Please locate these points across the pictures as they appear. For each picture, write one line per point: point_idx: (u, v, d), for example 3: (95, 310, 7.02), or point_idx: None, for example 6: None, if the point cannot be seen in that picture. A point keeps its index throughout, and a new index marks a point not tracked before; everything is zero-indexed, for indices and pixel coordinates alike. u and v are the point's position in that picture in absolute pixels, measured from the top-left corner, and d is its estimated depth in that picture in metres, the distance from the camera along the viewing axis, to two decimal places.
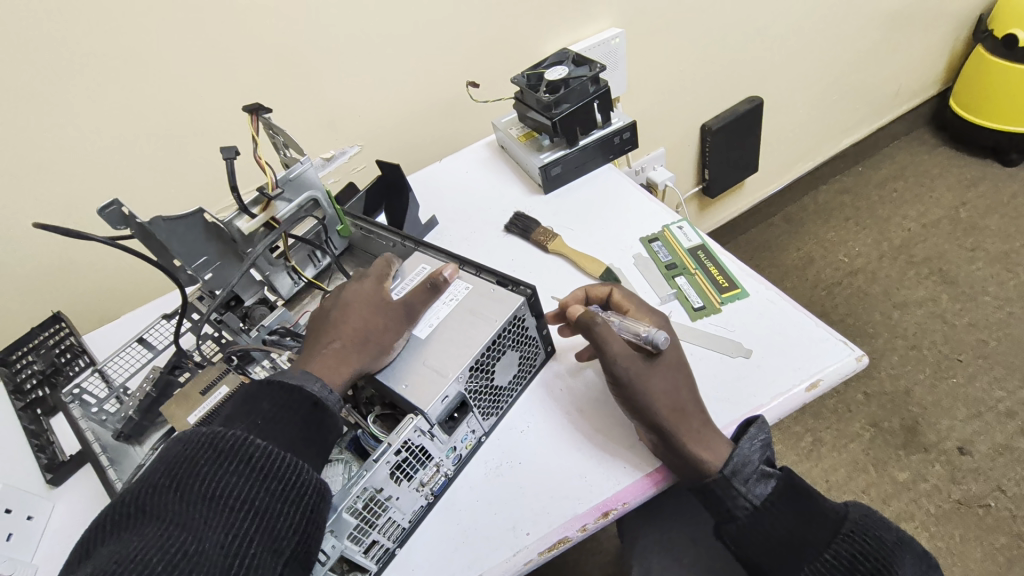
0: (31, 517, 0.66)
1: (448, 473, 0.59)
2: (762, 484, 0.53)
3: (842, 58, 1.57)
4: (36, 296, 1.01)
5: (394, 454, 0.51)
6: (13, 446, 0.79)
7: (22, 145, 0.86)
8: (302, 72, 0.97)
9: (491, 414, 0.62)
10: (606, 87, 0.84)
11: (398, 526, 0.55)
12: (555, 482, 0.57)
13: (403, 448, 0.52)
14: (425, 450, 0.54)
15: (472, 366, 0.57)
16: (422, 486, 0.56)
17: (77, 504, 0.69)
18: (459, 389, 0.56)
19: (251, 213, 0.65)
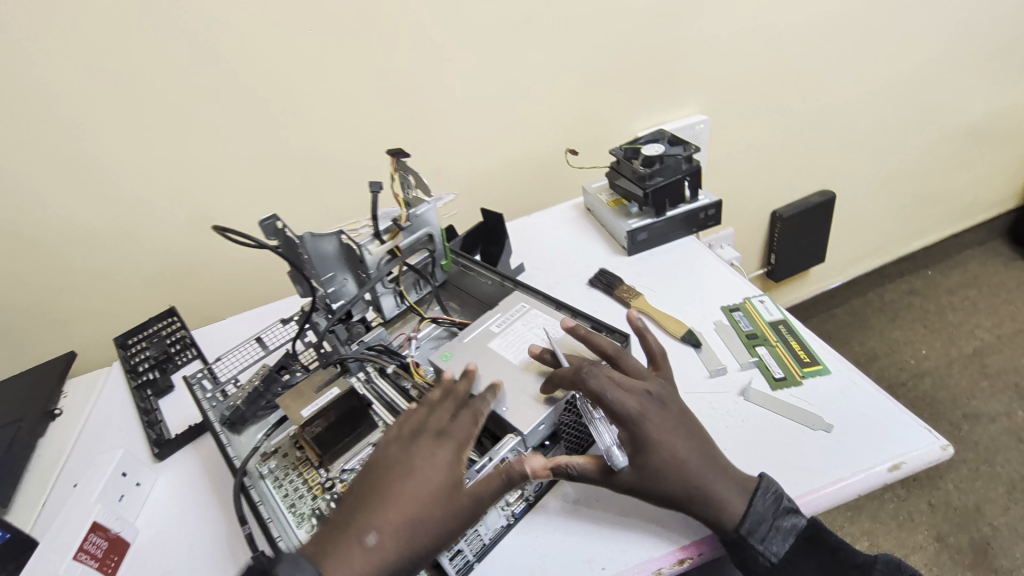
0: (139, 483, 0.73)
1: (529, 498, 0.63)
2: (781, 540, 0.55)
3: (918, 164, 1.62)
4: (157, 290, 1.13)
5: (492, 469, 0.58)
6: (123, 418, 0.88)
7: (182, 158, 1.01)
8: (419, 123, 1.11)
9: (574, 449, 0.66)
10: (698, 167, 0.92)
11: (480, 539, 0.59)
12: (632, 523, 0.60)
13: (499, 465, 0.58)
14: None
15: (568, 405, 0.63)
16: (506, 505, 0.61)
17: (177, 481, 0.76)
18: (554, 421, 0.62)
19: (381, 239, 0.73)
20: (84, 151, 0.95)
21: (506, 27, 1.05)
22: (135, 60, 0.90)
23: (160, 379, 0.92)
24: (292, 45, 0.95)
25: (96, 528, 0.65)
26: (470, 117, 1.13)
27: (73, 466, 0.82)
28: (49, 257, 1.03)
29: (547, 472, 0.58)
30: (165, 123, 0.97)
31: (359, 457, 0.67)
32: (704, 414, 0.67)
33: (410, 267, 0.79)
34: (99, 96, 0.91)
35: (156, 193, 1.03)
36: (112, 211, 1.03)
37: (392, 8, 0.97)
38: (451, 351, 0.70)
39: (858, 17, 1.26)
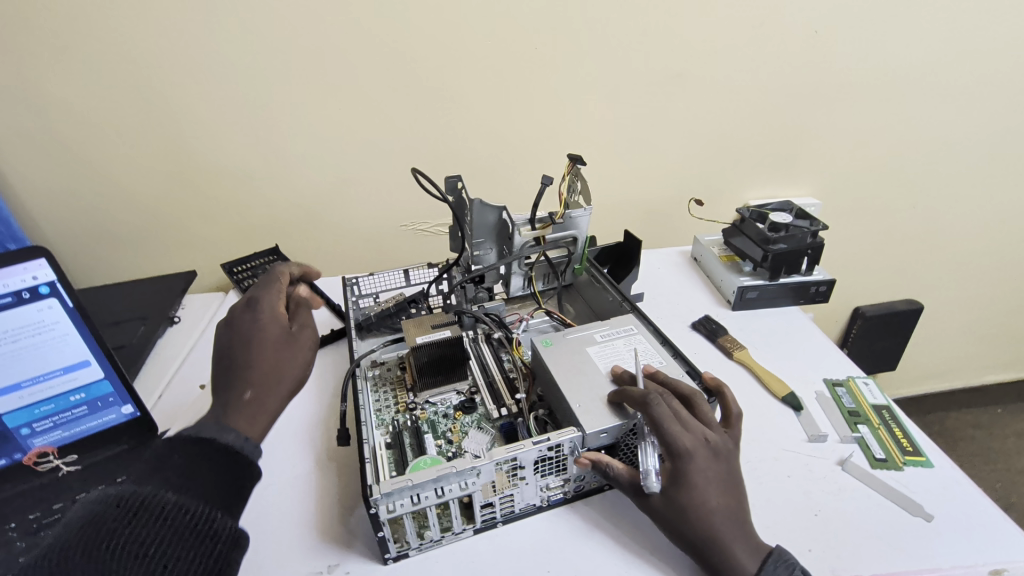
0: None
1: (567, 493, 0.67)
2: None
3: (1014, 297, 1.60)
4: (276, 237, 1.22)
5: (546, 447, 0.59)
6: None
7: (341, 125, 1.09)
8: (556, 143, 1.18)
9: None
10: (821, 243, 0.95)
11: (511, 506, 0.64)
12: (661, 546, 0.62)
13: (555, 448, 0.60)
14: (565, 462, 0.62)
15: (634, 429, 0.63)
16: (545, 488, 0.64)
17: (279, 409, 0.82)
18: (616, 432, 0.62)
19: (533, 226, 0.85)
20: (262, 99, 1.04)
21: (661, 78, 1.12)
22: (334, 31, 0.99)
23: None
24: (470, 48, 1.03)
25: None
26: (604, 150, 1.20)
27: (191, 370, 0.90)
28: (200, 183, 1.13)
29: (587, 462, 0.61)
30: (338, 91, 1.05)
31: (443, 397, 0.79)
32: (800, 474, 0.69)
33: (546, 259, 0.90)
34: (293, 55, 1.00)
35: (308, 150, 1.12)
36: (265, 157, 1.11)
37: (566, 36, 1.04)
38: (551, 340, 0.73)
39: (989, 144, 1.29)
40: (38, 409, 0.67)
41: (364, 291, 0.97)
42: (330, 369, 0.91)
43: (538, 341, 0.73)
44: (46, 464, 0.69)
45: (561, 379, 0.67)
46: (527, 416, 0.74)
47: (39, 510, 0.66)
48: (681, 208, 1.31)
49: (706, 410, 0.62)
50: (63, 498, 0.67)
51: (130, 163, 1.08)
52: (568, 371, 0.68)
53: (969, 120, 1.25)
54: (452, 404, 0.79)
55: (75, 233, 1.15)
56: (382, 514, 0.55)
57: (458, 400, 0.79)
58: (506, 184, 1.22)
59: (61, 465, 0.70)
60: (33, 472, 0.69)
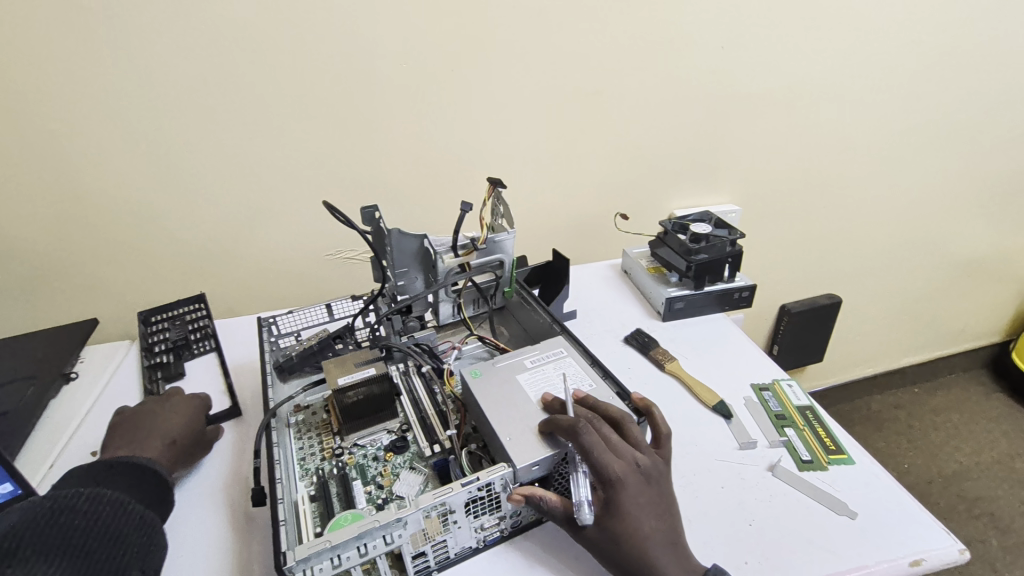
0: None
1: (504, 530, 0.64)
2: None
3: (919, 286, 1.73)
4: (187, 277, 1.14)
5: (476, 488, 0.57)
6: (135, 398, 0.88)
7: (251, 155, 1.03)
8: (480, 164, 1.16)
9: None
10: (740, 251, 0.98)
11: (446, 551, 0.60)
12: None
13: (485, 487, 0.58)
14: (499, 499, 0.60)
15: (567, 457, 0.61)
16: (481, 528, 0.62)
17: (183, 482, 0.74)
18: (548, 464, 0.60)
19: (456, 252, 0.83)
20: (160, 130, 0.97)
21: (579, 96, 1.13)
22: (236, 56, 0.93)
23: (174, 363, 0.92)
24: (385, 73, 1.01)
25: None
26: (530, 169, 1.19)
27: (76, 447, 0.80)
28: (94, 224, 1.03)
29: (520, 499, 0.58)
30: (244, 119, 0.99)
31: (373, 438, 0.76)
32: (734, 483, 0.70)
33: (473, 284, 0.88)
34: (191, 82, 0.94)
35: (217, 181, 1.04)
36: (169, 192, 1.03)
37: (483, 58, 1.04)
38: (480, 370, 0.71)
39: (882, 147, 1.39)
40: None
41: (284, 330, 0.92)
42: (248, 423, 0.84)
43: (466, 371, 0.71)
44: None
45: (489, 410, 0.65)
46: (460, 452, 0.71)
47: None
48: (609, 223, 1.33)
49: (637, 432, 0.62)
50: None
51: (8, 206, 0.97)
52: (497, 402, 0.66)
53: (865, 127, 1.34)
54: (383, 445, 0.75)
55: None
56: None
57: (389, 440, 0.75)
58: (433, 209, 1.19)
59: None
60: None
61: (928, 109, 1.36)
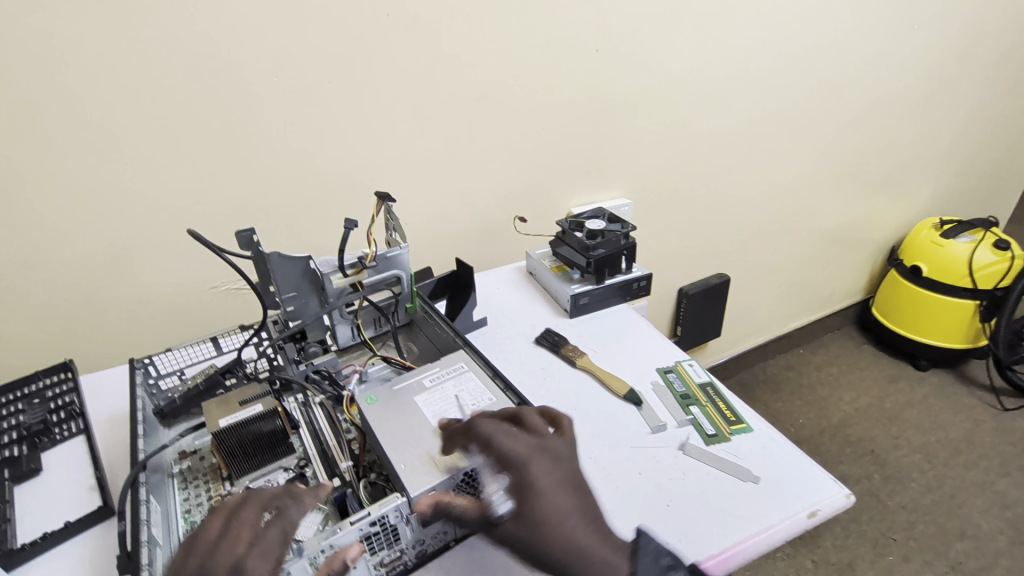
0: None
1: (407, 563, 0.61)
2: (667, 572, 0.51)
3: (792, 258, 1.92)
4: (41, 331, 0.99)
5: (368, 524, 0.54)
6: None
7: (104, 188, 0.92)
8: (372, 179, 1.12)
9: None
10: (634, 243, 1.02)
11: None
12: None
13: (378, 522, 0.55)
14: (396, 531, 0.57)
15: (469, 473, 0.58)
16: (380, 565, 0.59)
17: None
18: (446, 488, 0.58)
19: (345, 272, 0.78)
20: None
21: (466, 103, 1.12)
22: (69, 78, 0.82)
23: (26, 458, 0.75)
24: (255, 88, 0.94)
25: None
26: (425, 179, 1.17)
27: None
28: None
29: (427, 508, 0.56)
30: (90, 148, 0.88)
31: (268, 478, 0.69)
32: (650, 468, 0.72)
33: (371, 303, 0.84)
34: (15, 111, 0.81)
35: (65, 221, 0.92)
36: (3, 238, 0.89)
37: (362, 68, 1.00)
38: (377, 395, 0.68)
39: (748, 135, 1.53)
40: None
41: (163, 371, 0.81)
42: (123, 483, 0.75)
43: (362, 398, 0.67)
44: None
45: (385, 438, 0.62)
46: (359, 484, 0.66)
47: None
48: (512, 227, 1.34)
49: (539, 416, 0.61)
50: None
51: None
52: (395, 426, 0.63)
53: (731, 118, 1.47)
54: (279, 485, 0.68)
55: None
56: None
57: (286, 478, 0.69)
58: (327, 229, 1.13)
59: None
60: None
61: (782, 99, 1.51)
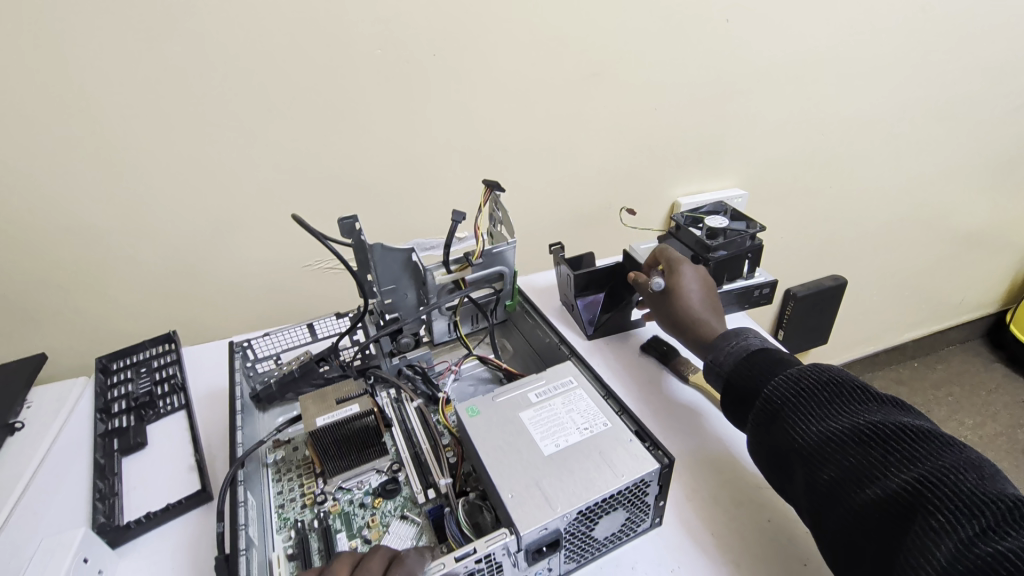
0: (100, 571, 0.59)
1: None
2: (730, 359, 0.67)
3: (921, 261, 1.68)
4: (148, 299, 1.02)
5: (474, 562, 0.48)
6: (78, 478, 0.72)
7: (208, 161, 0.90)
8: (469, 160, 1.05)
9: (574, 559, 0.57)
10: (761, 245, 0.89)
11: None
12: None
13: (484, 558, 0.49)
14: (502, 569, 0.51)
15: (583, 510, 0.52)
16: None
17: (146, 568, 0.62)
18: (558, 525, 0.51)
19: (449, 269, 0.72)
20: (98, 138, 0.84)
21: (575, 79, 1.02)
22: (179, 47, 0.80)
23: (134, 428, 0.78)
24: (359, 60, 0.88)
25: None
26: (525, 161, 1.09)
27: (22, 529, 0.67)
28: (32, 250, 0.90)
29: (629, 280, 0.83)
30: (197, 120, 0.86)
31: (360, 479, 0.67)
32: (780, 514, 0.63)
33: (471, 300, 0.78)
34: (127, 80, 0.80)
35: (171, 193, 0.92)
36: (116, 209, 0.91)
37: (470, 39, 0.92)
38: (478, 407, 0.62)
39: (891, 120, 1.32)
40: None
41: (261, 354, 0.80)
42: (222, 463, 0.75)
43: (462, 409, 0.62)
44: None
45: (488, 460, 0.56)
46: (456, 501, 0.62)
47: None
48: (611, 215, 1.24)
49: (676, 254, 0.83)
50: None
51: None
52: (499, 446, 0.58)
53: (874, 99, 1.26)
54: (371, 488, 0.66)
55: None
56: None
57: (378, 481, 0.67)
58: (420, 212, 1.09)
59: None
60: None
61: (940, 79, 1.29)
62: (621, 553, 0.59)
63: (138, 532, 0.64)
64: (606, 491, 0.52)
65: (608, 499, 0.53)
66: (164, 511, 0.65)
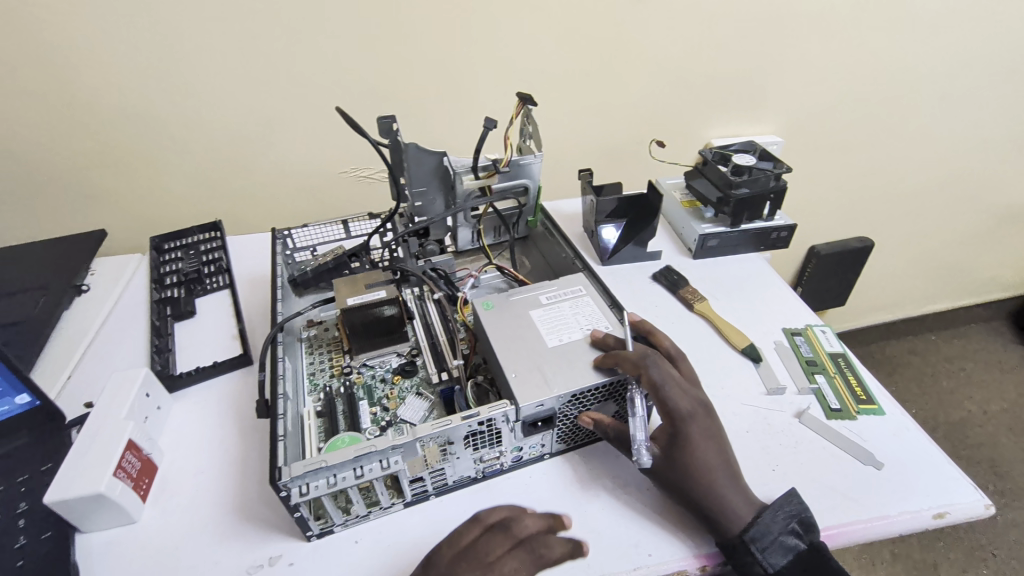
0: (158, 407, 0.69)
1: (504, 464, 0.63)
2: (774, 557, 0.53)
3: (955, 232, 1.64)
4: (197, 189, 1.09)
5: (476, 423, 0.56)
6: (139, 335, 0.82)
7: (259, 56, 0.94)
8: (506, 80, 1.07)
9: (563, 441, 0.65)
10: (784, 187, 0.91)
11: (444, 479, 0.61)
12: (615, 521, 0.59)
13: (485, 423, 0.56)
14: (500, 435, 0.59)
15: (576, 394, 0.59)
16: (480, 460, 0.61)
17: (196, 411, 0.71)
18: (553, 405, 0.58)
19: (477, 175, 0.77)
20: (159, 24, 0.88)
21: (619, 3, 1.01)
22: None
23: (184, 299, 0.86)
24: None
25: (130, 447, 0.61)
26: (561, 86, 1.10)
27: (90, 371, 0.77)
28: (98, 130, 0.97)
29: (603, 424, 0.60)
30: (247, 15, 0.89)
31: (383, 359, 0.75)
32: (758, 427, 0.68)
33: (495, 210, 0.83)
34: None
35: (222, 87, 0.96)
36: (173, 98, 0.96)
37: None
38: (493, 303, 0.68)
39: (948, 78, 1.26)
40: None
41: (299, 245, 0.87)
42: (261, 335, 0.83)
43: (478, 303, 0.68)
44: None
45: (498, 346, 0.62)
46: (466, 382, 0.69)
47: None
48: (641, 150, 1.25)
49: (681, 362, 0.64)
50: None
51: (6, 105, 0.91)
52: (508, 335, 0.64)
53: (932, 52, 1.21)
54: (391, 367, 0.74)
55: None
56: (294, 498, 0.52)
57: (398, 362, 0.74)
58: (454, 128, 1.12)
59: None
60: None
61: (1008, 36, 1.22)
62: (605, 446, 0.67)
63: (191, 382, 0.74)
64: (600, 381, 0.58)
65: (601, 387, 0.59)
66: (212, 367, 0.75)
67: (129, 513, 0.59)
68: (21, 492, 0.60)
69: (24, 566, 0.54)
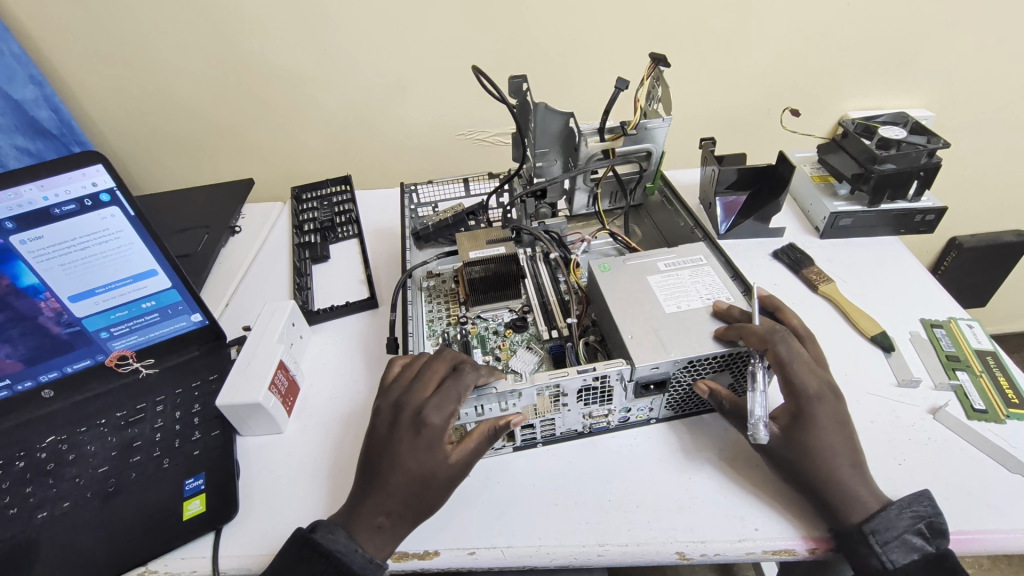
0: (300, 335, 0.77)
1: (610, 423, 0.65)
2: (899, 554, 0.49)
3: None
4: (331, 145, 1.18)
5: (591, 378, 0.57)
6: (283, 273, 0.92)
7: (394, 20, 0.98)
8: (631, 43, 1.04)
9: (672, 407, 0.65)
10: (939, 163, 0.82)
11: (553, 429, 0.64)
12: (723, 496, 0.58)
13: (600, 379, 0.58)
14: (611, 393, 0.60)
15: (692, 361, 0.58)
16: (588, 416, 0.63)
17: (330, 344, 0.79)
18: (669, 369, 0.58)
19: (602, 137, 0.77)
20: None
21: None
22: None
23: (320, 244, 0.95)
24: None
25: (281, 366, 0.69)
26: (689, 50, 1.05)
27: (244, 299, 0.88)
28: (252, 87, 1.08)
29: (716, 394, 0.60)
30: None
31: (496, 314, 0.78)
32: (885, 419, 0.64)
33: (615, 174, 0.83)
34: None
35: (358, 49, 1.02)
36: (315, 59, 1.04)
37: None
38: (610, 266, 0.69)
39: None
40: (112, 315, 0.68)
41: (423, 200, 0.92)
42: (385, 281, 0.90)
43: (595, 265, 0.69)
44: (127, 366, 0.72)
45: (615, 306, 0.64)
46: (577, 341, 0.70)
47: (124, 409, 0.69)
48: (768, 119, 1.18)
49: (808, 343, 0.61)
50: (144, 400, 0.70)
51: (179, 64, 1.04)
52: (627, 297, 0.65)
53: None
54: (504, 322, 0.77)
55: (133, 137, 1.16)
56: None
57: (510, 318, 0.76)
58: (573, 93, 1.12)
59: (140, 367, 0.73)
60: (116, 373, 0.72)
61: None
62: (713, 419, 0.66)
63: (325, 318, 0.82)
64: (719, 351, 0.58)
65: (720, 357, 0.59)
66: (344, 307, 0.83)
67: (278, 423, 0.67)
68: (196, 396, 0.71)
69: (201, 456, 0.64)
